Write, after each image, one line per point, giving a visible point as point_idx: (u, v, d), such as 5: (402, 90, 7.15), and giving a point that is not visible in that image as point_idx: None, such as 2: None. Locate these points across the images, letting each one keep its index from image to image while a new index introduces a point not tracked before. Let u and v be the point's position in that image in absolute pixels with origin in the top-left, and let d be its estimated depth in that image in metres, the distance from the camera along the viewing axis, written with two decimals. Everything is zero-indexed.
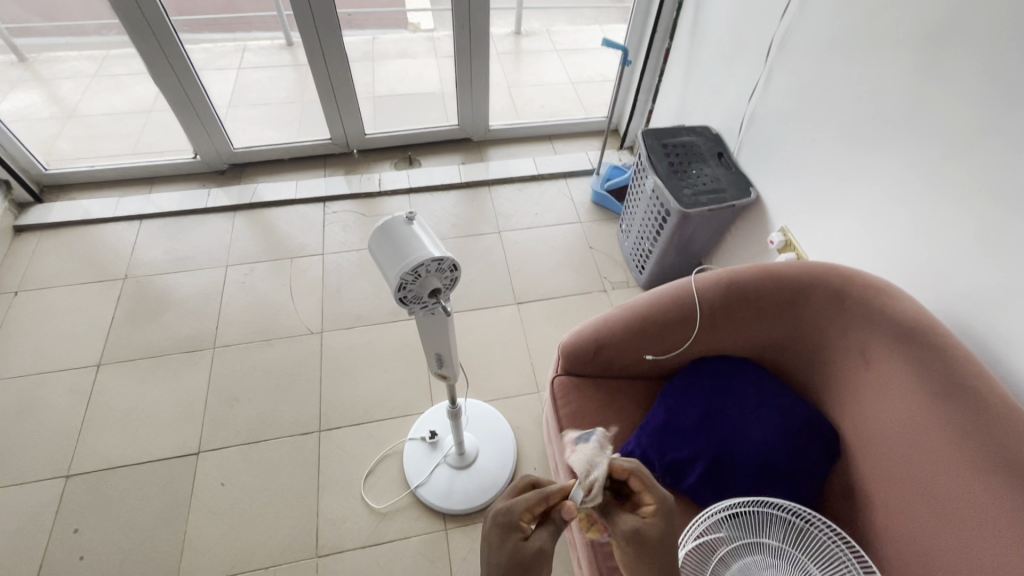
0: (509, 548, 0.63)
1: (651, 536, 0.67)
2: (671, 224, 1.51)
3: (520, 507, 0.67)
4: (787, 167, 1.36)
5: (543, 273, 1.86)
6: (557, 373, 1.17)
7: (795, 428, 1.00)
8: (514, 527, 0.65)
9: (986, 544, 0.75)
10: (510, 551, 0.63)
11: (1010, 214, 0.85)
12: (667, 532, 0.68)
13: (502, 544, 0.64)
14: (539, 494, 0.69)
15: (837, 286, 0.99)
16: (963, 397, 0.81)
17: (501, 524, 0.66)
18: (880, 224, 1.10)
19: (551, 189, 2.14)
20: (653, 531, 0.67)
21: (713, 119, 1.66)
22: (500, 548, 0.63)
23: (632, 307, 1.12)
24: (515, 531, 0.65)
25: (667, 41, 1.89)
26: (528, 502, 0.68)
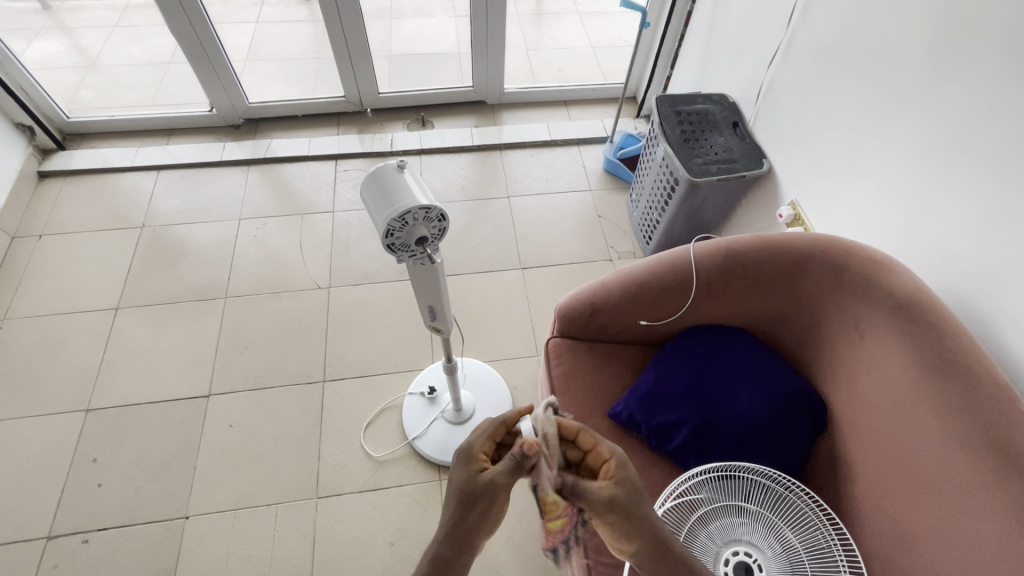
0: (467, 470, 0.68)
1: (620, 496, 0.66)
2: (680, 193, 1.49)
3: (480, 439, 0.73)
4: (801, 139, 1.33)
5: (549, 240, 1.86)
6: (553, 335, 1.19)
7: (784, 398, 1.01)
8: (474, 455, 0.71)
9: (967, 518, 0.76)
10: (467, 478, 0.68)
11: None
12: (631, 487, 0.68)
13: (461, 471, 0.69)
14: (494, 422, 0.75)
15: (838, 258, 0.98)
16: (954, 373, 0.81)
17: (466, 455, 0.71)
18: (889, 198, 1.07)
19: (563, 156, 2.11)
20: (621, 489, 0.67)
21: (732, 87, 1.61)
22: (459, 475, 0.69)
23: (629, 272, 1.12)
24: (474, 459, 0.70)
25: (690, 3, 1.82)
26: (487, 434, 0.74)
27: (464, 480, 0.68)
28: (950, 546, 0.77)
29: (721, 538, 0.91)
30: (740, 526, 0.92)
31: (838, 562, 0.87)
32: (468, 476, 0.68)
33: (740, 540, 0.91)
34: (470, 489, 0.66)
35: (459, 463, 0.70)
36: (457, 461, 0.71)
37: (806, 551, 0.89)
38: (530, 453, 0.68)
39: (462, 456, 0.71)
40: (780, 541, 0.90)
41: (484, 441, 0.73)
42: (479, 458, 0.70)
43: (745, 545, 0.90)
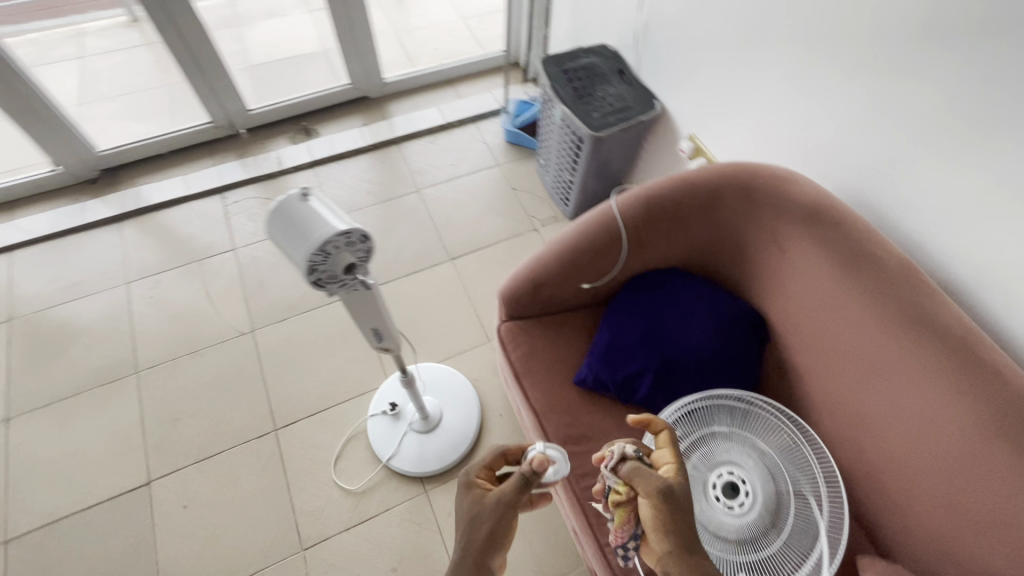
0: (468, 500, 0.73)
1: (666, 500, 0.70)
2: (586, 150, 1.51)
3: (475, 467, 0.78)
4: (686, 74, 1.37)
5: (471, 224, 1.83)
6: (503, 320, 1.18)
7: (728, 322, 1.06)
8: (473, 482, 0.76)
9: (907, 389, 0.86)
10: (471, 505, 0.73)
11: (891, 86, 0.91)
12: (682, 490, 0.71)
13: (466, 501, 0.74)
14: (495, 452, 0.81)
15: (746, 183, 1.02)
16: (869, 265, 0.90)
17: (469, 485, 0.76)
18: (772, 114, 1.15)
19: (463, 136, 2.06)
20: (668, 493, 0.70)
21: (610, 35, 1.63)
22: (462, 505, 0.73)
23: (560, 241, 1.13)
24: (470, 485, 0.75)
25: None
26: (484, 462, 0.79)
27: (471, 509, 0.72)
28: (899, 416, 0.88)
29: (705, 467, 0.97)
30: (718, 450, 0.99)
31: (806, 455, 0.96)
32: (471, 501, 0.73)
33: (721, 462, 0.97)
34: (478, 518, 0.71)
35: (460, 493, 0.75)
36: (458, 492, 0.76)
37: (778, 454, 0.98)
38: (538, 469, 0.75)
39: (463, 486, 0.76)
40: (756, 453, 0.98)
41: (479, 468, 0.78)
42: (476, 484, 0.76)
43: (726, 465, 0.97)
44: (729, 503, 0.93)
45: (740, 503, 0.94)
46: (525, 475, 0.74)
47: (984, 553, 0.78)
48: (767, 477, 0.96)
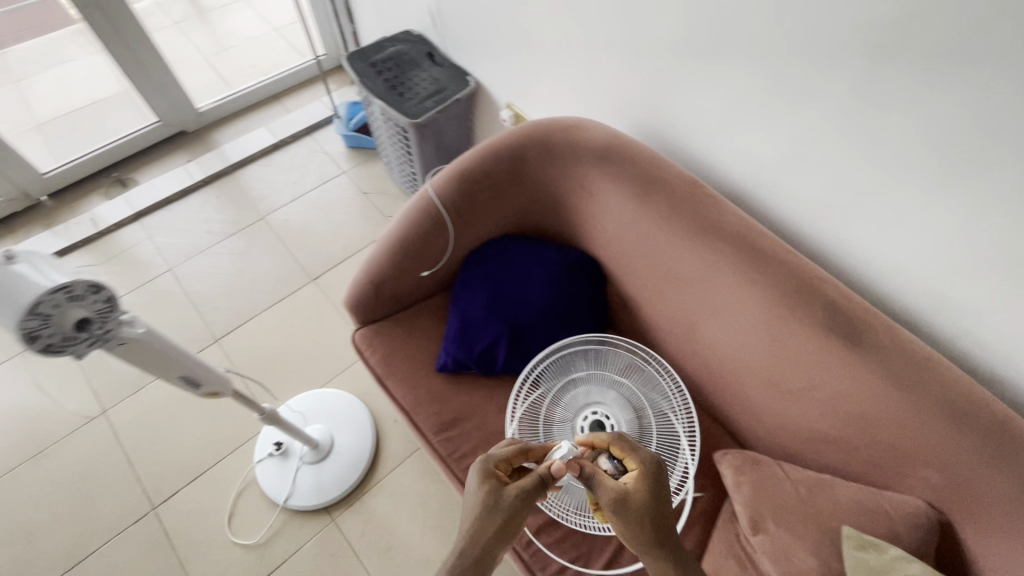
0: (482, 490, 0.73)
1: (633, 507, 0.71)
2: (414, 138, 1.49)
3: (498, 455, 0.78)
4: (487, 45, 1.40)
5: (327, 239, 1.76)
6: (357, 328, 1.16)
7: (564, 274, 1.09)
8: (490, 471, 0.75)
9: (718, 291, 0.95)
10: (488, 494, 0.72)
11: (642, 22, 0.98)
12: (645, 498, 0.71)
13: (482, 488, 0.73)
14: (517, 448, 0.80)
15: (542, 138, 1.05)
16: (661, 189, 0.98)
17: (489, 474, 0.75)
18: (566, 63, 1.22)
19: (300, 151, 1.96)
20: (638, 501, 0.71)
21: (412, 20, 1.61)
22: (477, 492, 0.73)
23: (388, 236, 1.11)
24: (488, 474, 0.74)
25: None
26: (507, 453, 0.79)
27: (487, 499, 0.72)
28: (719, 317, 0.96)
29: (570, 415, 1.02)
30: (580, 395, 1.04)
31: (655, 377, 1.04)
32: (487, 491, 0.73)
33: (585, 406, 1.03)
34: (495, 508, 0.71)
35: (477, 478, 0.75)
36: (472, 480, 0.75)
37: (633, 383, 1.04)
38: (555, 473, 0.73)
39: (476, 471, 0.75)
40: (613, 387, 1.04)
41: (500, 457, 0.78)
42: (494, 473, 0.75)
43: (591, 407, 1.03)
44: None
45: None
46: (542, 475, 0.74)
47: (800, 410, 0.92)
48: (626, 406, 1.02)
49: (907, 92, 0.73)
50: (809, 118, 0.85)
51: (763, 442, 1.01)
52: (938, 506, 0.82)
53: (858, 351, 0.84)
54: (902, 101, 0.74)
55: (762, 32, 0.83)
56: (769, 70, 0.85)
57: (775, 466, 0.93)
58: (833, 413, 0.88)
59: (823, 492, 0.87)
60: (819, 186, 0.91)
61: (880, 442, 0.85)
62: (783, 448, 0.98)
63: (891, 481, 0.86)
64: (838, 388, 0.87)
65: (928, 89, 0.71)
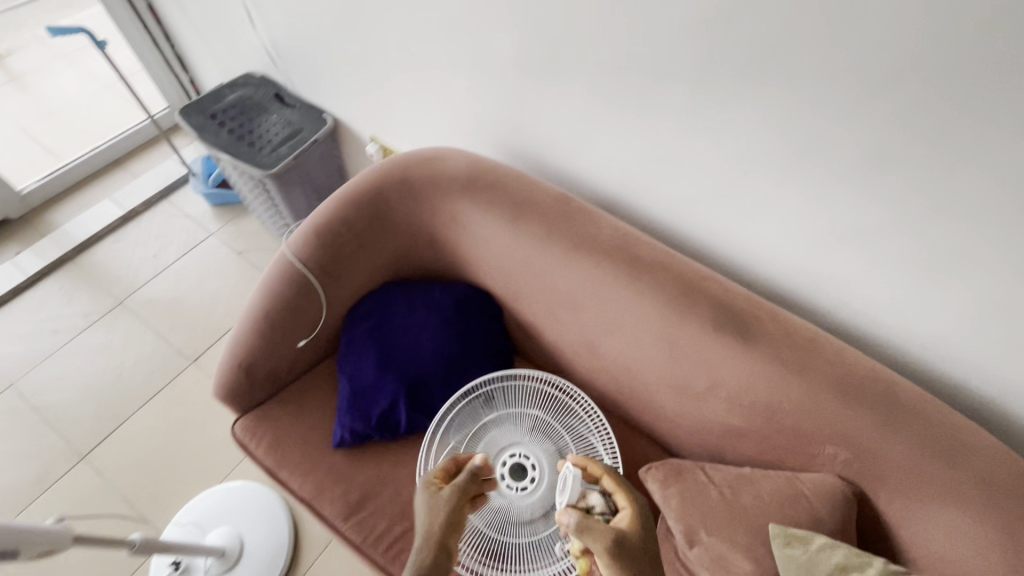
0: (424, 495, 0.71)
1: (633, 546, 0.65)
2: (275, 189, 1.35)
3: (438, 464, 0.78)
4: (336, 79, 1.31)
5: (203, 311, 1.57)
6: (236, 419, 1.02)
7: (454, 313, 1.02)
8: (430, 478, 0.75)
9: (609, 306, 0.92)
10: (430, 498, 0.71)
11: (481, 40, 0.94)
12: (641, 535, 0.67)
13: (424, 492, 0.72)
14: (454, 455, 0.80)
15: (400, 176, 0.98)
16: (533, 211, 0.93)
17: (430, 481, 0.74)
18: (417, 89, 1.15)
19: (156, 218, 1.75)
20: (636, 540, 0.65)
21: (251, 61, 1.48)
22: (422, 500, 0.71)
23: (250, 311, 0.98)
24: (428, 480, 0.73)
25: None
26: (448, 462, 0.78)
27: (431, 502, 0.70)
28: (615, 331, 0.94)
29: (489, 463, 0.93)
30: (496, 440, 0.95)
31: (569, 403, 0.98)
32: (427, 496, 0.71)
33: (503, 449, 0.94)
34: (439, 508, 0.69)
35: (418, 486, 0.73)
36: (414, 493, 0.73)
37: (547, 414, 0.97)
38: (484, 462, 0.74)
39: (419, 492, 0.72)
40: (528, 422, 0.96)
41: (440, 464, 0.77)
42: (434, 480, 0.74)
43: (509, 449, 0.94)
44: (517, 484, 0.91)
45: (529, 480, 0.91)
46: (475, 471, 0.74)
47: (709, 410, 0.91)
48: (544, 439, 0.95)
49: (740, 81, 0.73)
50: (660, 117, 0.84)
51: (685, 444, 0.99)
52: (850, 478, 0.83)
53: (748, 343, 0.83)
54: (737, 90, 0.74)
55: (597, 36, 0.81)
56: (613, 73, 0.83)
57: (698, 470, 0.90)
58: (739, 407, 0.87)
59: (746, 489, 0.85)
60: (684, 182, 0.90)
61: (787, 428, 0.85)
62: (704, 447, 0.97)
63: (804, 463, 0.86)
64: (738, 383, 0.85)
65: (758, 75, 0.71)
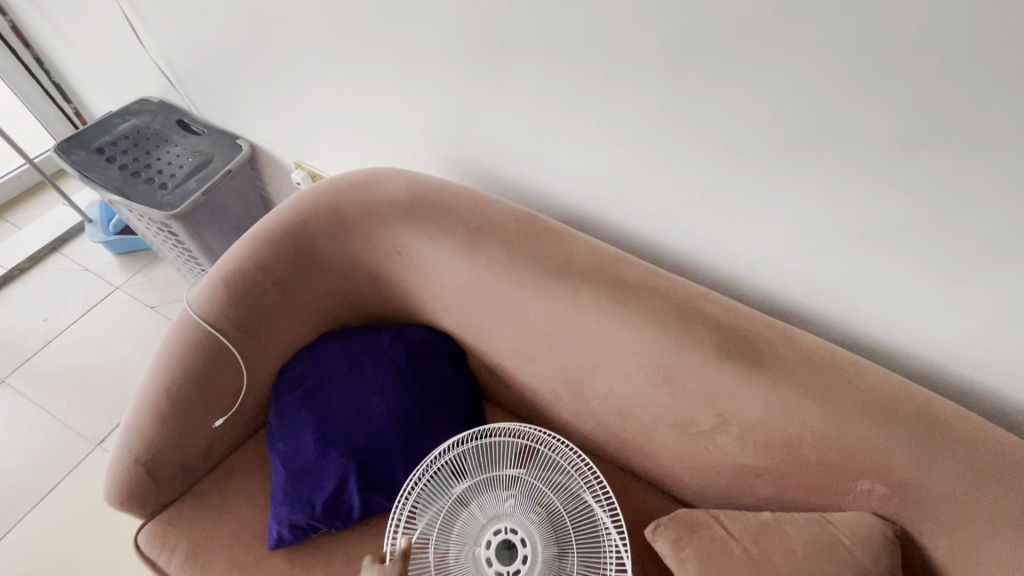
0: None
1: None
2: (183, 232, 1.15)
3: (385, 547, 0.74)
4: (247, 99, 1.13)
5: (109, 381, 1.32)
6: (142, 526, 0.81)
7: (408, 363, 0.85)
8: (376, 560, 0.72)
9: (590, 340, 0.78)
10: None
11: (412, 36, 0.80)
12: None
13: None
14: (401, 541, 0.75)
15: (328, 206, 0.81)
16: (491, 236, 0.78)
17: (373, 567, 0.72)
18: (343, 104, 0.99)
19: (46, 275, 1.49)
20: None
21: (146, 85, 1.27)
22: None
23: (145, 389, 0.78)
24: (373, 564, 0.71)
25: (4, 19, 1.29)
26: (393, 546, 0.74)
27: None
28: (600, 367, 0.80)
29: (470, 546, 0.72)
30: (478, 513, 0.75)
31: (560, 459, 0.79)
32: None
33: (487, 522, 0.73)
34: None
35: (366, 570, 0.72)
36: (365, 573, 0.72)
37: (535, 472, 0.78)
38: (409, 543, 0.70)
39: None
40: (515, 485, 0.76)
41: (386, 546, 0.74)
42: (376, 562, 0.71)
43: (497, 523, 0.73)
44: (506, 569, 0.69)
45: (520, 560, 0.69)
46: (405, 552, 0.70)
47: (719, 448, 0.78)
48: (529, 504, 0.75)
49: (722, 68, 0.62)
50: (629, 117, 0.72)
51: (691, 487, 0.86)
52: (888, 516, 0.71)
53: (759, 370, 0.71)
54: (720, 79, 0.63)
55: (550, 29, 0.69)
56: (571, 69, 0.71)
57: (714, 522, 0.76)
58: (754, 444, 0.75)
59: (773, 543, 0.72)
60: (662, 190, 0.78)
61: (811, 464, 0.72)
62: (714, 488, 0.83)
63: (834, 500, 0.74)
64: (751, 417, 0.73)
65: (743, 60, 0.60)
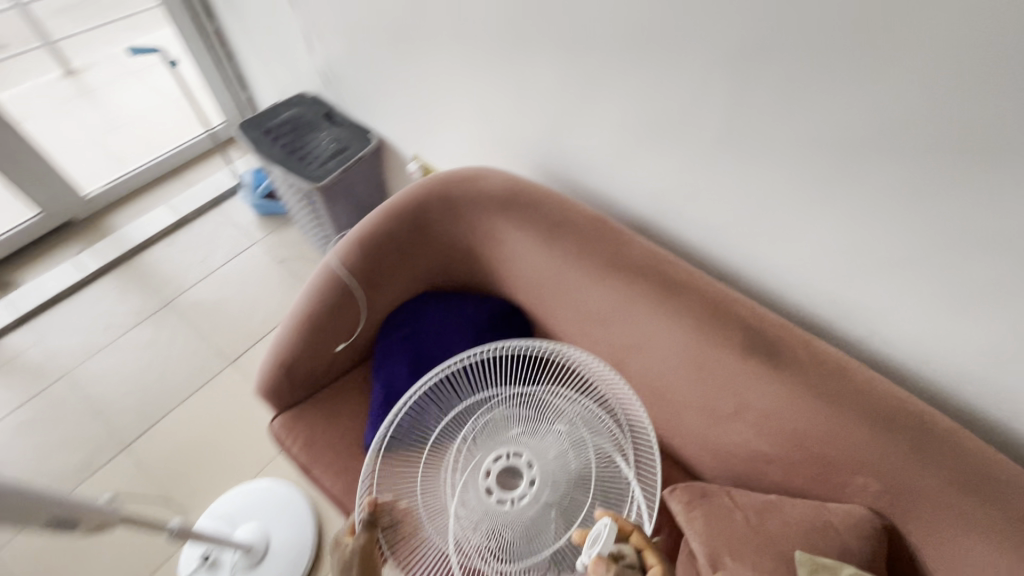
0: (336, 555, 0.79)
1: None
2: (320, 202, 1.43)
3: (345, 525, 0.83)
4: (384, 101, 1.39)
5: (244, 315, 1.65)
6: (274, 416, 1.07)
7: (486, 324, 1.05)
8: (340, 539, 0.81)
9: (637, 325, 0.94)
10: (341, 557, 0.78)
11: (526, 66, 1.00)
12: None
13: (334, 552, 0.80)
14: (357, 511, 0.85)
15: (442, 193, 1.03)
16: (566, 231, 0.97)
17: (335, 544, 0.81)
18: (461, 112, 1.22)
19: (205, 225, 1.86)
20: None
21: (305, 82, 1.58)
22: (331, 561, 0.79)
23: (293, 314, 1.04)
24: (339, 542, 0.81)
25: (210, 23, 1.65)
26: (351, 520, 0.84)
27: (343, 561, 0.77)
28: (642, 350, 0.95)
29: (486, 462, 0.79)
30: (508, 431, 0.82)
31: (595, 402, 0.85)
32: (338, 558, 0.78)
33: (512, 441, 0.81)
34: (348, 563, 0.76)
35: (331, 554, 0.80)
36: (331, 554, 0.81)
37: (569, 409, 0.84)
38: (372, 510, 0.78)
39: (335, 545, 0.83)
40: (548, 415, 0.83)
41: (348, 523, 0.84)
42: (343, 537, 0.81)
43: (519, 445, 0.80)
44: (508, 496, 0.75)
45: (527, 484, 0.75)
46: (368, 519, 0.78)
47: (736, 433, 0.91)
48: (555, 436, 0.81)
49: (772, 117, 0.76)
50: (693, 147, 0.88)
51: (709, 467, 1.00)
52: (880, 511, 0.81)
53: (778, 369, 0.84)
54: (770, 125, 0.77)
55: (636, 72, 0.86)
56: (649, 105, 0.88)
57: (723, 495, 0.90)
58: (767, 432, 0.87)
59: (771, 515, 0.83)
60: (716, 208, 0.93)
61: (815, 456, 0.84)
62: (730, 470, 0.96)
63: (834, 492, 0.85)
64: (766, 408, 0.86)
65: (790, 111, 0.74)
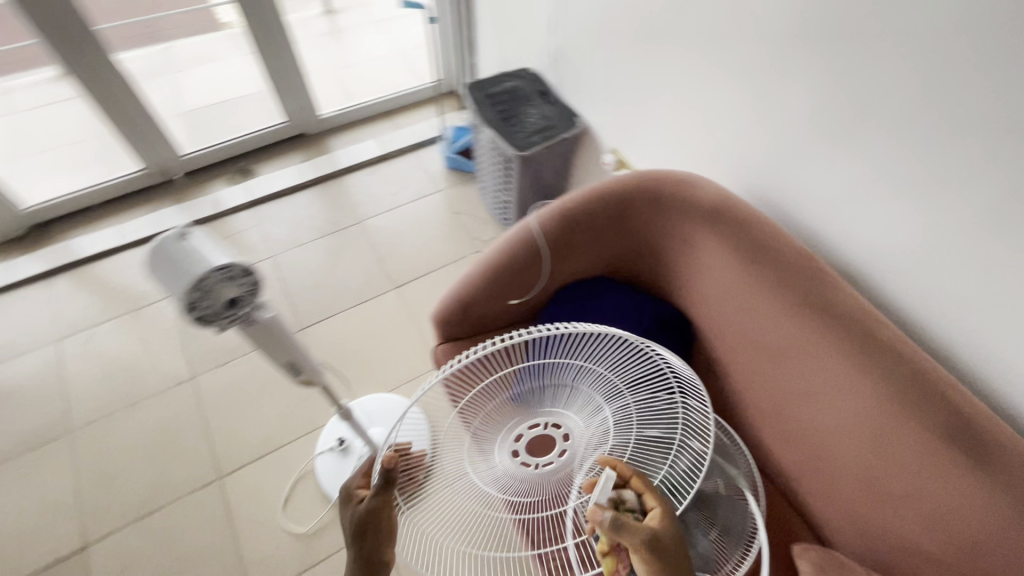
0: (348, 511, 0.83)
1: (663, 534, 0.65)
2: (516, 170, 1.54)
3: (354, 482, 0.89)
4: (602, 92, 1.45)
5: (414, 251, 1.84)
6: (438, 343, 1.19)
7: (653, 324, 1.09)
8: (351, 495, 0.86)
9: (820, 372, 0.90)
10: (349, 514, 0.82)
11: (774, 88, 0.99)
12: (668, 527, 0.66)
13: (345, 507, 0.85)
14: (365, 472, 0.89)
15: (653, 189, 1.06)
16: (771, 258, 0.95)
17: (348, 498, 0.85)
18: (681, 119, 1.24)
19: (402, 165, 2.09)
20: (665, 535, 0.65)
21: (530, 59, 1.69)
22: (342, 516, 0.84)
23: (483, 259, 1.14)
24: (351, 497, 0.85)
25: None
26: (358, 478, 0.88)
27: (353, 519, 0.79)
28: (817, 398, 0.91)
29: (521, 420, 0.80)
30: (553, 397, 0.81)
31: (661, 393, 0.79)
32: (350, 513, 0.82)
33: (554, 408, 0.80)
34: (361, 522, 0.78)
35: (344, 505, 0.85)
36: (342, 507, 0.86)
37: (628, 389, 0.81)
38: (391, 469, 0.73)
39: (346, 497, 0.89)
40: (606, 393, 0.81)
41: (359, 479, 0.89)
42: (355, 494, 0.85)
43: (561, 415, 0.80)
44: (535, 461, 0.77)
45: (556, 453, 0.77)
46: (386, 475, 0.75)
47: (898, 518, 0.84)
48: (597, 413, 0.80)
49: None
50: (947, 211, 0.81)
51: (848, 541, 0.93)
52: None
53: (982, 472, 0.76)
54: None
55: (906, 119, 0.81)
56: (909, 156, 0.83)
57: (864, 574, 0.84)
58: (940, 532, 0.80)
59: None
60: (952, 281, 0.85)
61: None
62: (873, 553, 0.89)
63: None
64: (949, 506, 0.78)
65: None
